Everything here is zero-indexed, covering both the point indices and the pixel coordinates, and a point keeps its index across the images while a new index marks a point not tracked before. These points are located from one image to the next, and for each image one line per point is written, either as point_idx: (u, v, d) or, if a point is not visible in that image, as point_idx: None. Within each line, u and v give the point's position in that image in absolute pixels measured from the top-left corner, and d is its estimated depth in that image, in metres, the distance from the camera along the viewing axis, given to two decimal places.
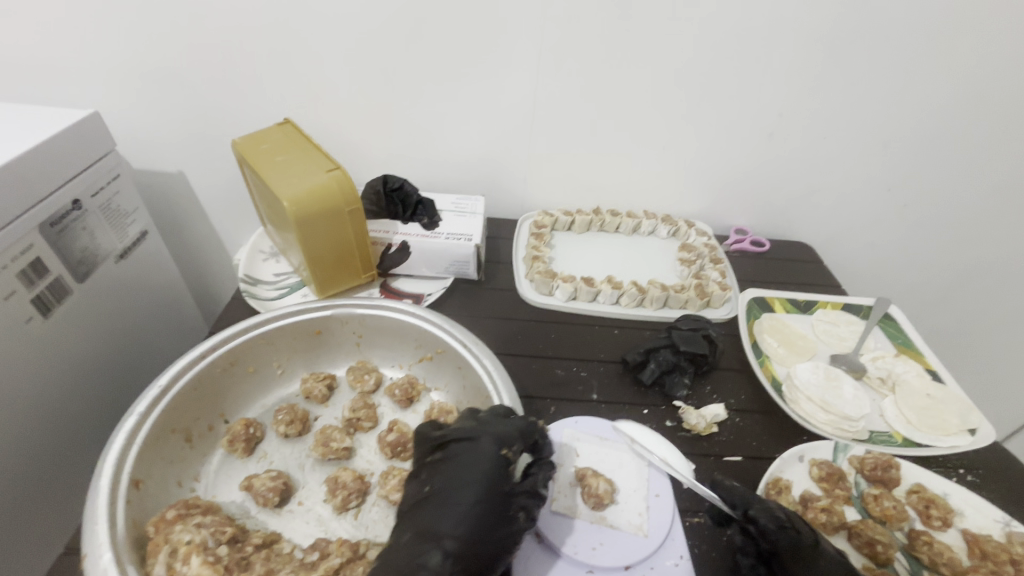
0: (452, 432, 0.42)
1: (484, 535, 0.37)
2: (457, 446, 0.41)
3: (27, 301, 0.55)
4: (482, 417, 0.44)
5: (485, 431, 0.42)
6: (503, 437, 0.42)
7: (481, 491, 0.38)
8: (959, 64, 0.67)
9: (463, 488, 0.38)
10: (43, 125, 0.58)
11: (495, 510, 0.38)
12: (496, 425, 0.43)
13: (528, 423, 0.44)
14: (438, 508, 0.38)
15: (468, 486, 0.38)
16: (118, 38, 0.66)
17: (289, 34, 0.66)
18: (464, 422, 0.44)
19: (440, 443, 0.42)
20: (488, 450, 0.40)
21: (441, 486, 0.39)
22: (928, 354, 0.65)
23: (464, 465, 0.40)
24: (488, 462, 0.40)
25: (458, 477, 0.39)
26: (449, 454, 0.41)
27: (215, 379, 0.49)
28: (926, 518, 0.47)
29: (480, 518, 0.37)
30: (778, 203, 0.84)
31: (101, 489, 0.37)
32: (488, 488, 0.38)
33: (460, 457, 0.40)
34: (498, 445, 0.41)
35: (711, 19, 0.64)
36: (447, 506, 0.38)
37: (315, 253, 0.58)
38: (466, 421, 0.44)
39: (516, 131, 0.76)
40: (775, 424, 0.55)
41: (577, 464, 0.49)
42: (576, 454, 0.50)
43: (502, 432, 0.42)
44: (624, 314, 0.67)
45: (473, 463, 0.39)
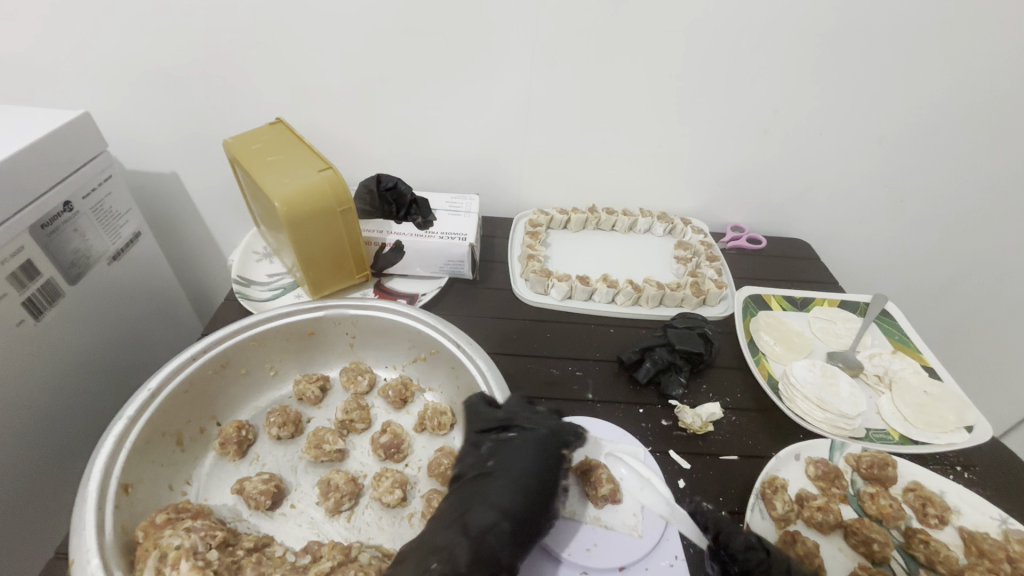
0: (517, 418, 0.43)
1: (537, 517, 0.38)
2: (519, 432, 0.42)
3: (18, 304, 0.55)
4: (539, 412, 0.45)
5: (546, 424, 0.43)
6: (562, 433, 0.43)
7: (542, 478, 0.39)
8: (956, 59, 0.66)
9: (526, 470, 0.39)
10: (32, 126, 0.58)
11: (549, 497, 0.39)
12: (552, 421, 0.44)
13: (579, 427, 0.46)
14: (500, 482, 0.39)
15: (529, 469, 0.40)
16: (107, 38, 0.65)
17: (280, 33, 0.66)
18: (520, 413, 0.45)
19: (504, 426, 0.43)
20: (549, 440, 0.42)
21: (504, 464, 0.40)
22: (926, 351, 0.64)
23: (529, 450, 0.41)
24: (550, 451, 0.41)
25: (521, 460, 0.40)
26: (510, 438, 0.42)
27: (206, 382, 0.48)
28: (922, 516, 0.47)
29: (538, 501, 0.39)
30: (775, 200, 0.83)
31: (89, 494, 0.37)
32: (547, 475, 0.40)
33: (521, 441, 0.41)
34: (560, 440, 0.43)
35: (706, 15, 0.64)
36: (510, 484, 0.38)
37: (307, 253, 0.57)
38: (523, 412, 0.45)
39: (510, 130, 0.76)
40: (771, 422, 0.55)
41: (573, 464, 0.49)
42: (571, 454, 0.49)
43: (558, 428, 0.44)
44: (619, 313, 0.67)
45: (536, 450, 0.41)
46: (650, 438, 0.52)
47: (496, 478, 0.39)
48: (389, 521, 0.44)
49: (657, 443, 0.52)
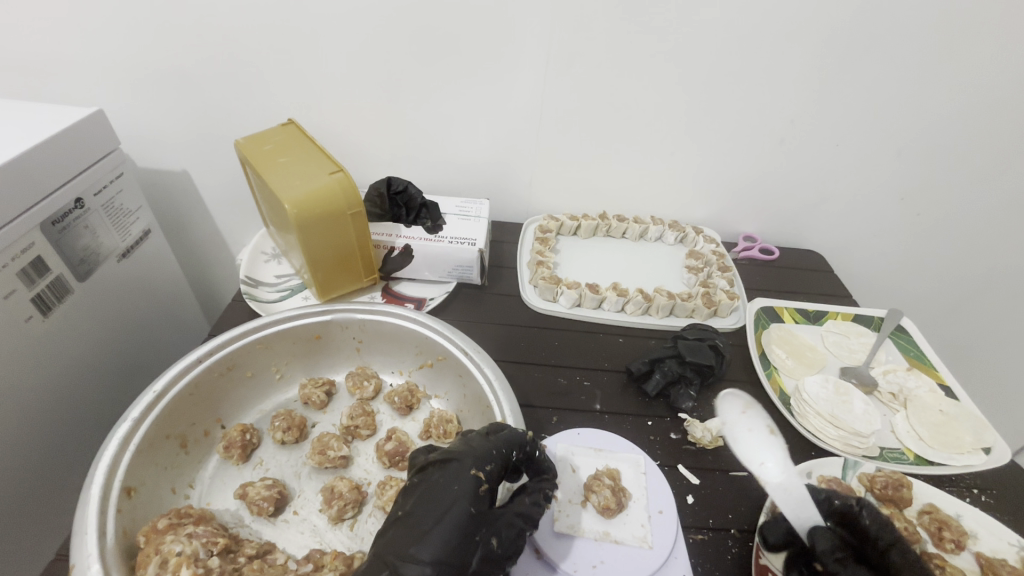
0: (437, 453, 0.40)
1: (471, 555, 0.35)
2: (437, 469, 0.39)
3: (27, 300, 0.55)
4: (466, 438, 0.41)
5: (463, 452, 0.39)
6: (479, 457, 0.39)
7: (452, 515, 0.36)
8: (977, 72, 0.65)
9: (440, 508, 0.36)
10: (47, 124, 0.58)
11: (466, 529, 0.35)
12: (480, 445, 0.40)
13: (515, 438, 0.42)
14: (398, 531, 0.35)
15: (423, 507, 0.36)
16: (122, 36, 0.65)
17: (293, 34, 0.66)
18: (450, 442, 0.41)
19: (444, 456, 0.39)
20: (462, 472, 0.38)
21: (421, 502, 0.37)
22: (942, 368, 0.63)
23: (435, 483, 0.38)
24: (465, 486, 0.37)
25: (433, 505, 0.36)
26: (431, 475, 0.38)
27: (211, 384, 0.48)
28: (938, 540, 0.46)
29: (452, 541, 0.35)
30: (789, 210, 0.82)
31: (92, 498, 0.36)
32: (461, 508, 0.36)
33: (436, 479, 0.38)
34: (474, 468, 0.38)
35: (725, 21, 0.63)
36: (408, 530, 0.35)
37: (316, 256, 0.57)
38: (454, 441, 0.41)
39: (521, 134, 0.75)
40: (783, 439, 0.54)
41: (576, 479, 0.48)
42: (575, 467, 0.48)
43: (495, 450, 0.40)
44: (628, 322, 0.66)
45: (451, 488, 0.37)
46: (658, 451, 0.51)
47: (401, 525, 0.36)
48: None
49: (665, 457, 0.51)
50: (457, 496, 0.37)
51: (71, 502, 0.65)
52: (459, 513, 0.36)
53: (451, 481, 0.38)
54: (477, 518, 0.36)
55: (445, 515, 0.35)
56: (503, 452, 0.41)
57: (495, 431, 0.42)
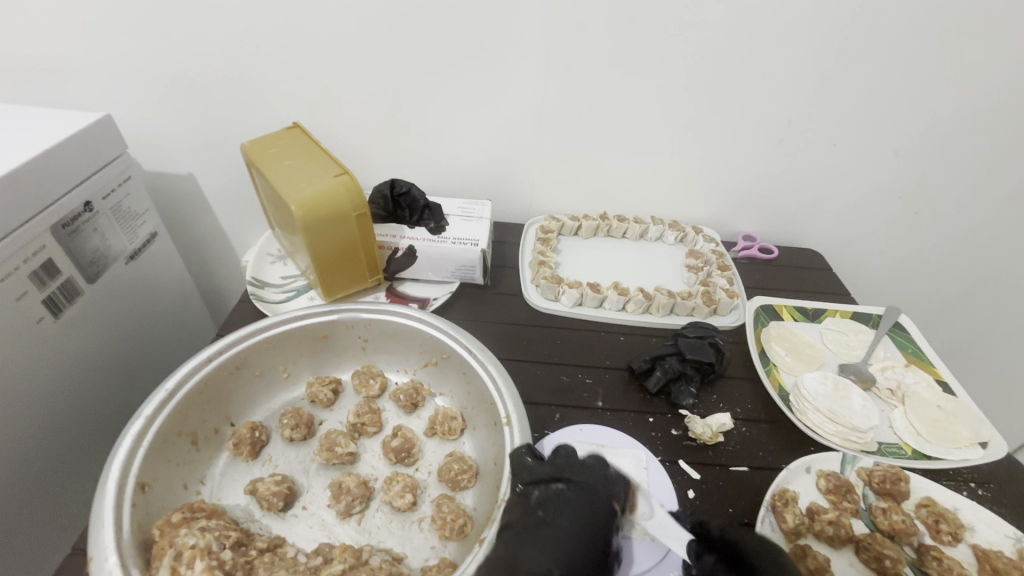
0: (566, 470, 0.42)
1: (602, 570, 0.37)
2: (576, 491, 0.40)
3: (38, 302, 0.56)
4: (586, 462, 0.43)
5: (602, 481, 0.41)
6: (614, 491, 0.41)
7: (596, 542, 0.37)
8: (971, 72, 0.66)
9: (583, 531, 0.37)
10: (57, 128, 0.59)
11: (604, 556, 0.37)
12: (612, 480, 0.42)
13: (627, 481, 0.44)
14: (543, 538, 0.37)
15: (573, 522, 0.38)
16: (129, 42, 0.67)
17: (298, 40, 0.67)
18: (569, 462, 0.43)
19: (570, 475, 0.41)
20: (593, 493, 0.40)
21: (558, 515, 0.38)
22: (939, 364, 0.64)
23: (579, 502, 0.39)
24: (604, 515, 0.39)
25: (578, 526, 0.38)
26: (563, 490, 0.40)
27: (221, 382, 0.49)
28: (935, 533, 0.47)
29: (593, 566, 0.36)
30: (787, 209, 0.83)
31: (108, 492, 0.37)
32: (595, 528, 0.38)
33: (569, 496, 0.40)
34: (612, 501, 0.41)
35: (725, 22, 0.64)
36: (557, 540, 0.37)
37: (322, 257, 0.58)
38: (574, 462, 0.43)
39: (522, 136, 0.76)
40: (782, 434, 0.55)
41: None
42: None
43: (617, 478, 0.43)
44: (630, 321, 0.67)
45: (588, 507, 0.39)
46: (659, 447, 0.52)
47: (548, 534, 0.37)
48: (399, 525, 0.44)
49: (666, 453, 0.52)
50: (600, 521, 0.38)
51: (79, 500, 0.66)
52: (602, 541, 0.38)
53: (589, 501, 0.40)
54: (611, 546, 0.38)
55: (590, 537, 0.37)
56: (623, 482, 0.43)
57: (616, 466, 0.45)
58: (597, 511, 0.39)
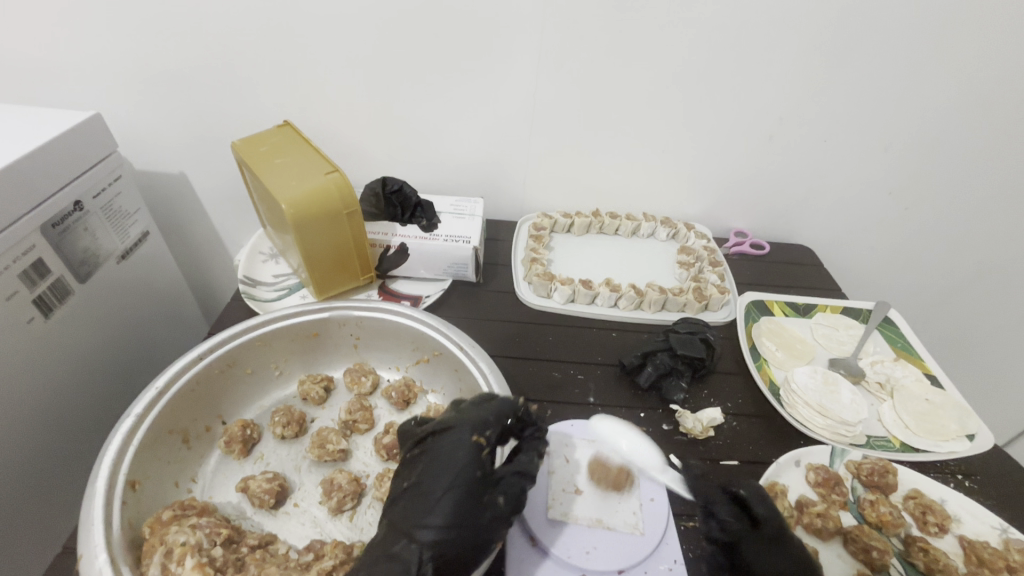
0: (432, 425, 0.42)
1: (469, 512, 0.37)
2: (438, 439, 0.41)
3: (28, 301, 0.56)
4: (462, 407, 0.43)
5: (458, 420, 0.41)
6: (475, 424, 0.41)
7: (457, 480, 0.37)
8: (959, 70, 0.67)
9: (447, 475, 0.38)
10: (46, 128, 0.59)
11: (470, 493, 0.37)
12: (473, 415, 0.42)
13: (507, 407, 0.43)
14: (408, 499, 0.38)
15: (432, 473, 0.38)
16: (119, 41, 0.66)
17: (289, 38, 0.67)
18: (446, 413, 0.44)
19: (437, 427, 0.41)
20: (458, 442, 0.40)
21: (422, 476, 0.39)
22: (928, 358, 0.64)
23: (442, 454, 0.39)
24: (466, 452, 0.39)
25: (437, 472, 0.38)
26: (427, 446, 0.40)
27: (212, 380, 0.49)
28: (922, 524, 0.47)
29: (459, 505, 0.37)
30: (779, 206, 0.84)
31: (98, 490, 0.37)
32: (461, 477, 0.38)
33: (435, 450, 0.40)
34: (473, 434, 0.40)
35: (716, 19, 0.64)
36: (415, 496, 0.37)
37: (313, 255, 0.58)
38: (447, 412, 0.43)
39: (514, 134, 0.76)
40: (772, 428, 0.55)
41: (571, 469, 0.49)
42: (569, 458, 0.49)
43: (492, 414, 0.42)
44: (622, 317, 0.67)
45: (452, 455, 0.39)
46: (650, 442, 0.53)
47: (408, 494, 0.38)
48: None
49: (657, 447, 0.52)
50: (460, 459, 0.38)
51: (72, 501, 0.65)
52: (464, 478, 0.38)
53: (451, 449, 0.39)
54: (482, 481, 0.38)
55: (451, 478, 0.38)
56: (497, 417, 0.42)
57: (488, 401, 0.44)
58: (455, 460, 0.38)
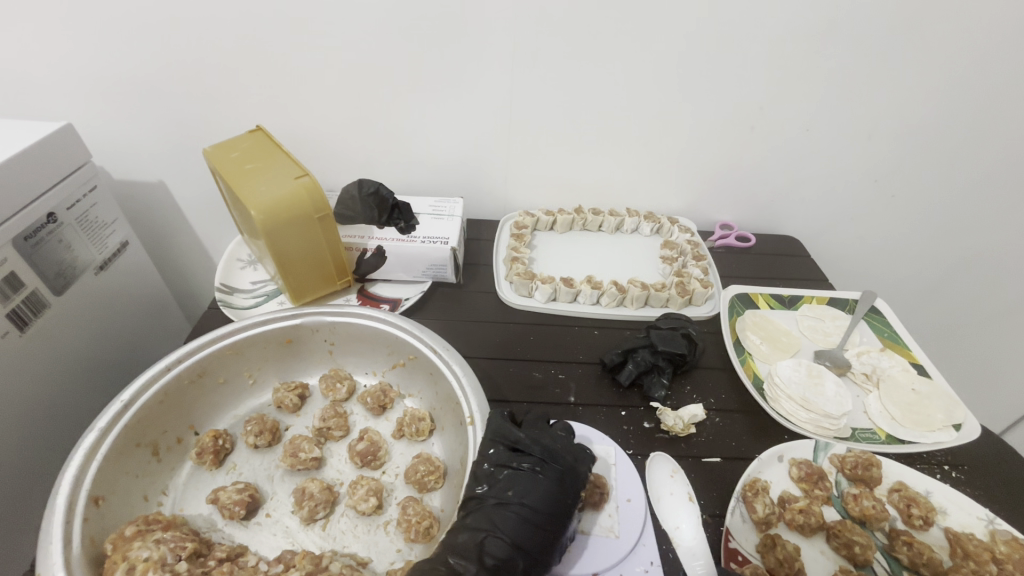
0: (532, 448, 0.41)
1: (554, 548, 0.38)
2: (540, 466, 0.41)
3: (2, 316, 0.55)
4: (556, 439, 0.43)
5: (562, 457, 0.41)
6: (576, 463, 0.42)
7: (558, 516, 0.39)
8: (939, 54, 0.66)
9: (551, 508, 0.38)
10: (14, 140, 0.58)
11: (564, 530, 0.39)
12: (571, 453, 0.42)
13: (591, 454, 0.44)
14: (508, 513, 0.38)
15: (542, 501, 0.38)
16: (88, 51, 0.66)
17: (259, 42, 0.66)
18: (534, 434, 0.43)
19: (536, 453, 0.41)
20: (565, 477, 0.40)
21: (524, 499, 0.39)
22: (915, 347, 0.63)
23: (548, 484, 0.40)
24: (568, 488, 0.40)
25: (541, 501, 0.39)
26: (528, 470, 0.40)
27: (183, 391, 0.48)
28: (907, 517, 0.47)
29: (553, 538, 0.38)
30: (763, 197, 0.83)
31: (58, 507, 0.37)
32: (561, 512, 0.39)
33: (538, 475, 0.40)
34: (576, 475, 0.41)
35: (691, 8, 0.63)
36: (523, 518, 0.38)
37: (287, 260, 0.57)
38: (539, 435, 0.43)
39: (493, 132, 0.76)
40: (755, 423, 0.54)
41: None
42: None
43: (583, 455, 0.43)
44: (604, 314, 0.66)
45: (555, 490, 0.39)
46: (631, 440, 0.52)
47: (512, 510, 0.38)
48: (364, 529, 0.43)
49: (638, 446, 0.51)
50: (565, 497, 0.39)
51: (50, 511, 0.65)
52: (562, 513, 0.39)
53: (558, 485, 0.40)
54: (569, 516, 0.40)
55: (555, 511, 0.38)
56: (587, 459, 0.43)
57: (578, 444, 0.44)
58: (564, 500, 0.39)
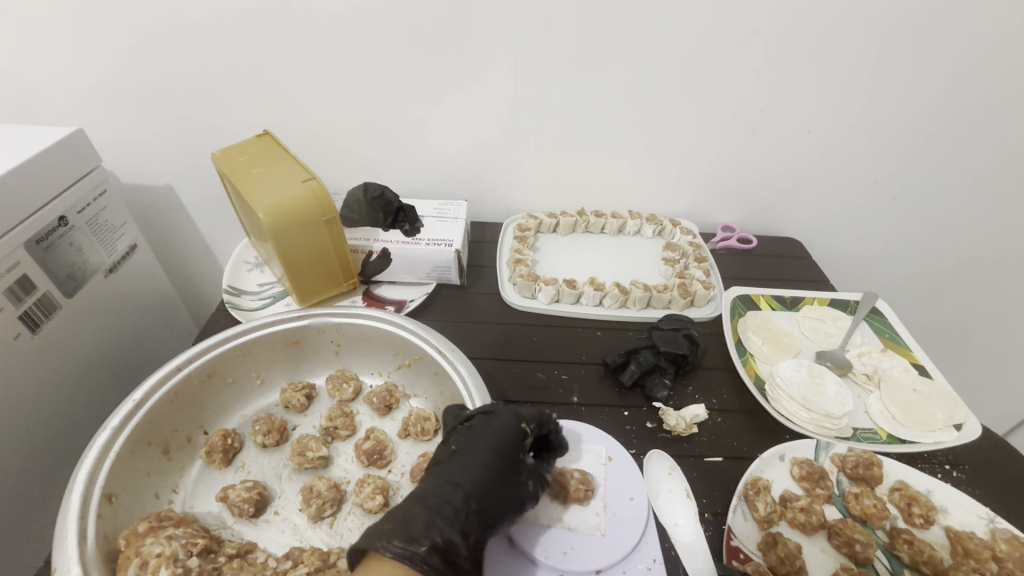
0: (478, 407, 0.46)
1: (497, 490, 0.40)
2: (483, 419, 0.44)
3: (15, 318, 0.56)
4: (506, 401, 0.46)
5: (506, 409, 0.45)
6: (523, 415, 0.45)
7: (498, 459, 0.41)
8: (938, 57, 0.66)
9: (488, 449, 0.41)
10: (28, 145, 0.59)
11: (507, 474, 0.41)
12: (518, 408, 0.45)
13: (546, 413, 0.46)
14: (454, 464, 0.41)
15: (483, 449, 0.42)
16: (99, 57, 0.67)
17: (266, 48, 0.67)
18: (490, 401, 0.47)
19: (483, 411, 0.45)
20: (506, 425, 0.43)
21: (465, 446, 0.42)
22: (916, 348, 0.64)
23: (489, 432, 0.43)
24: (510, 435, 0.43)
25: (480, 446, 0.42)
26: (474, 424, 0.44)
27: (193, 391, 0.49)
28: (908, 516, 0.47)
29: (494, 480, 0.40)
30: (765, 199, 0.83)
31: (73, 504, 0.37)
32: (501, 457, 0.41)
33: (481, 426, 0.43)
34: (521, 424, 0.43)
35: (692, 13, 0.64)
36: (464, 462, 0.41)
37: (293, 262, 0.58)
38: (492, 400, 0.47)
39: (497, 136, 0.76)
40: (757, 423, 0.55)
41: None
42: None
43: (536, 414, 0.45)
44: (607, 316, 0.67)
45: (494, 436, 0.42)
46: (634, 440, 0.52)
47: (456, 459, 0.42)
48: (371, 526, 0.44)
49: (641, 445, 0.52)
50: (505, 442, 0.42)
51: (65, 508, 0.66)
52: (504, 457, 0.41)
53: (501, 432, 0.43)
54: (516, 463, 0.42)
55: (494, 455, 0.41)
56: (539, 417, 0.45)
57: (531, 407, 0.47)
58: (502, 444, 0.42)
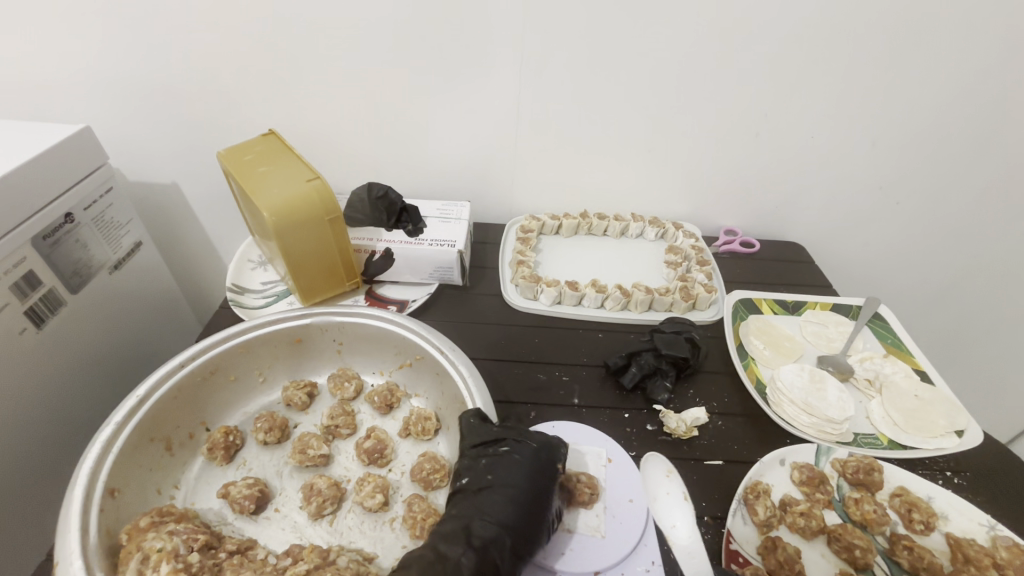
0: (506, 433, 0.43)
1: (539, 529, 0.39)
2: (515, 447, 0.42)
3: (20, 313, 0.57)
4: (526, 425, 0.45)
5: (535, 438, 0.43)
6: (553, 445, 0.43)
7: (537, 494, 0.40)
8: (943, 63, 0.66)
9: (526, 483, 0.40)
10: (35, 141, 0.60)
11: (545, 510, 0.40)
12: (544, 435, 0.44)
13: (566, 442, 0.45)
14: (494, 496, 0.39)
15: (525, 480, 0.40)
16: (107, 55, 0.68)
17: (272, 47, 0.68)
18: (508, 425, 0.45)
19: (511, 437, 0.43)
20: (542, 455, 0.42)
21: (502, 478, 0.40)
22: (918, 354, 0.64)
23: (526, 464, 0.41)
24: (544, 466, 0.41)
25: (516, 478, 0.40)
26: (505, 451, 0.42)
27: (196, 387, 0.49)
28: (908, 522, 0.47)
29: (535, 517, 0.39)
30: (768, 203, 0.83)
31: (75, 497, 0.38)
32: (540, 491, 0.40)
33: (515, 455, 0.42)
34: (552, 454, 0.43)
35: (696, 17, 0.64)
36: (507, 496, 0.39)
37: (298, 262, 0.59)
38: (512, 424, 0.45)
39: (500, 137, 0.77)
40: (758, 427, 0.55)
41: None
42: None
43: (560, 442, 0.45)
44: (608, 318, 0.67)
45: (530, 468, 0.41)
46: (634, 442, 0.52)
47: (495, 492, 0.39)
48: (370, 525, 0.44)
49: (641, 448, 0.52)
50: (541, 474, 0.41)
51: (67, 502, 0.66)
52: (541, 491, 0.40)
53: (539, 464, 0.41)
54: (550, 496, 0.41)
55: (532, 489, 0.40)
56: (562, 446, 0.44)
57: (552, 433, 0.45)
58: (543, 477, 0.41)
